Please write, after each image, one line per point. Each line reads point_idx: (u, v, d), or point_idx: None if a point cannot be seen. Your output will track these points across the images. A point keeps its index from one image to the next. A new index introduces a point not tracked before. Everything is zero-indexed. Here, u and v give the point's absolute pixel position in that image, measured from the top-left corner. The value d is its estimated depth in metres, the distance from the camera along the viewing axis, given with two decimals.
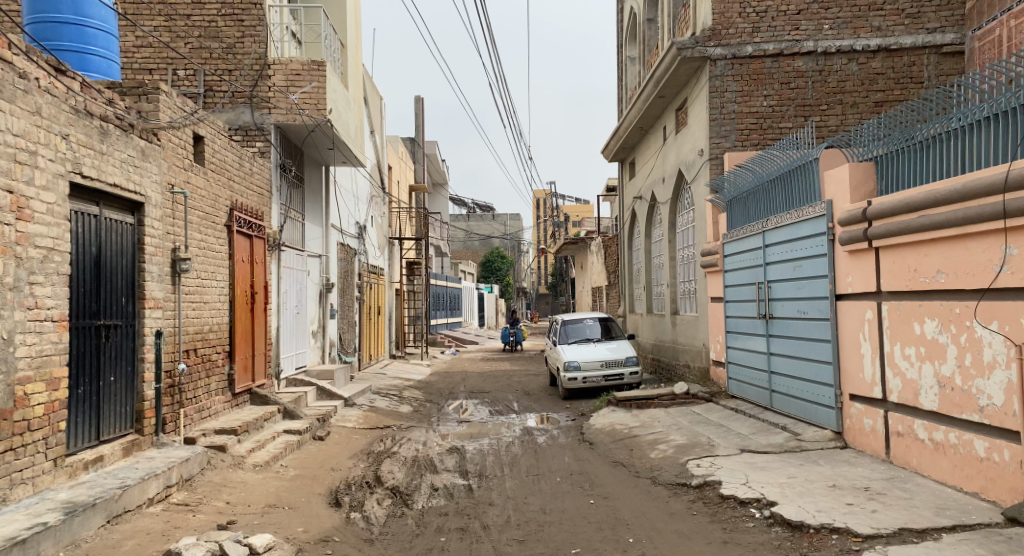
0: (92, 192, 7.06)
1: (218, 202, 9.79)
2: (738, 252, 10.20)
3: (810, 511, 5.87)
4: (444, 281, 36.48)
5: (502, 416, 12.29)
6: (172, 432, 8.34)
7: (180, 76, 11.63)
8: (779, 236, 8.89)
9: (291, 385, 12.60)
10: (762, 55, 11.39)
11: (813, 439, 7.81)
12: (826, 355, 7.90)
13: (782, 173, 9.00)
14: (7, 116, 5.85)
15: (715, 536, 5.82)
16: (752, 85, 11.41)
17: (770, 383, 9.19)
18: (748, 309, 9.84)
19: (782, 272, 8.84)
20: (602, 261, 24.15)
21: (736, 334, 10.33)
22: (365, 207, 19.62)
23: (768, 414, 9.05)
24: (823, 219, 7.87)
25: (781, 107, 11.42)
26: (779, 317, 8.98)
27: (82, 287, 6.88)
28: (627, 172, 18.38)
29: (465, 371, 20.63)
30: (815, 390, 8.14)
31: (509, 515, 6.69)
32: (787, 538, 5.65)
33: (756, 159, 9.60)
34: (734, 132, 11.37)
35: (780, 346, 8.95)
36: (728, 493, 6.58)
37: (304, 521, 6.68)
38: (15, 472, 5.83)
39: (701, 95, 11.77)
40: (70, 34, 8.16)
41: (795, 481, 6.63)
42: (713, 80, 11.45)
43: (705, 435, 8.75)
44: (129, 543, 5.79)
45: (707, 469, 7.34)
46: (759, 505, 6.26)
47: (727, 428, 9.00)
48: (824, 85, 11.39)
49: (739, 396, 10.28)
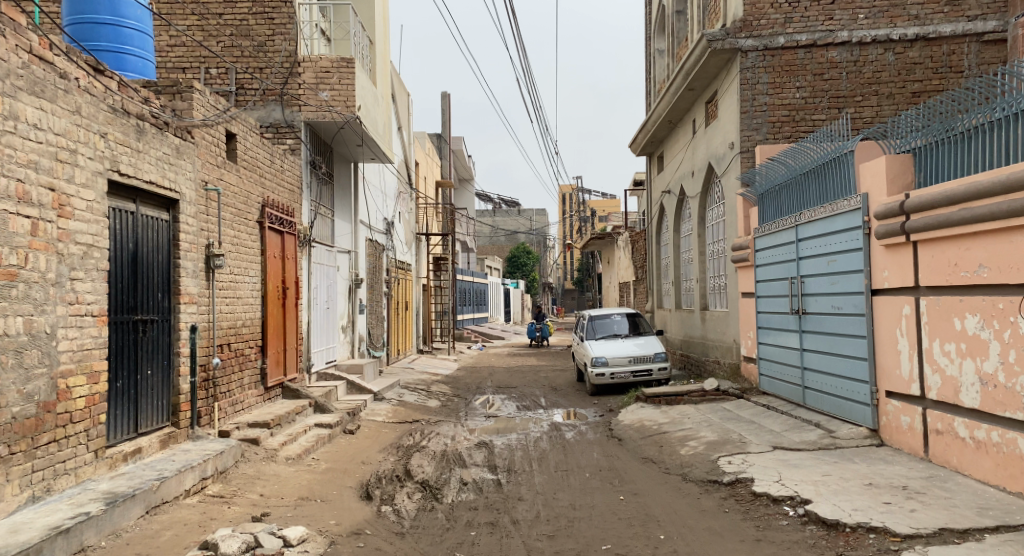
0: (129, 189, 7.20)
1: (250, 198, 9.91)
2: (769, 246, 10.13)
3: (845, 510, 5.83)
4: (470, 277, 36.58)
5: (530, 412, 12.31)
6: (207, 424, 8.48)
7: (212, 74, 11.77)
8: (813, 230, 8.82)
9: (322, 379, 12.74)
10: (795, 46, 11.27)
11: (849, 436, 7.74)
12: (861, 351, 7.83)
13: (816, 165, 8.93)
14: (49, 116, 5.98)
15: (749, 534, 5.80)
16: (784, 76, 11.31)
17: (803, 380, 9.13)
18: (781, 304, 9.77)
19: (816, 267, 8.77)
20: (629, 256, 24.08)
21: (768, 330, 10.26)
22: (393, 202, 19.75)
23: (801, 411, 8.99)
24: (858, 212, 7.79)
25: (814, 99, 11.30)
26: (812, 313, 8.91)
27: (120, 283, 7.01)
28: (655, 166, 18.30)
29: (492, 367, 20.70)
30: (849, 386, 8.08)
31: (540, 510, 6.72)
32: (822, 536, 5.62)
33: (788, 152, 9.52)
34: (766, 124, 11.30)
35: (813, 342, 8.89)
36: (761, 491, 6.55)
37: (337, 514, 6.76)
38: (59, 463, 5.97)
39: (732, 87, 11.70)
40: (107, 35, 8.29)
41: (830, 478, 6.58)
42: (744, 71, 11.37)
43: (736, 432, 8.71)
44: (167, 534, 5.91)
45: (739, 466, 7.31)
46: (793, 503, 6.23)
47: (760, 424, 8.95)
48: (859, 76, 11.24)
49: (771, 393, 10.21)
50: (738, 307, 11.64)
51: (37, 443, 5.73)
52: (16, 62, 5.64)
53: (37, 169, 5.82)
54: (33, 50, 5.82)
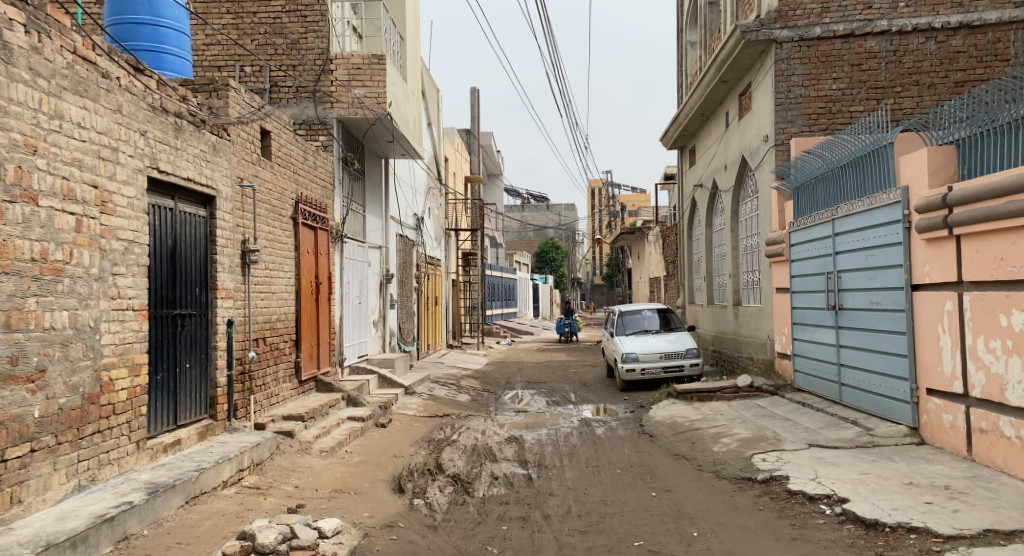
0: (168, 186, 7.34)
1: (285, 194, 10.05)
2: (805, 241, 10.05)
3: (885, 509, 5.79)
4: (499, 273, 36.68)
5: (561, 407, 12.34)
6: (243, 417, 8.64)
7: (247, 72, 11.91)
8: (850, 225, 8.74)
9: (354, 373, 12.89)
10: (832, 36, 11.15)
11: (888, 434, 7.67)
12: (901, 347, 7.75)
13: (854, 157, 8.83)
14: (92, 115, 6.11)
15: (784, 532, 5.78)
16: (820, 67, 11.19)
17: (840, 376, 9.06)
18: (817, 300, 9.68)
19: (853, 261, 8.69)
20: (659, 251, 24.00)
21: (803, 326, 10.18)
22: (423, 198, 19.89)
23: (837, 408, 8.92)
24: (898, 206, 7.71)
25: (851, 90, 11.16)
26: (849, 309, 8.83)
27: (160, 278, 7.16)
28: (686, 160, 18.21)
29: (521, 362, 20.78)
30: (888, 383, 8.00)
31: (571, 505, 6.75)
32: (861, 536, 5.59)
33: (824, 145, 9.43)
34: (801, 116, 11.20)
35: (850, 338, 8.82)
36: (796, 489, 6.52)
37: (370, 506, 6.86)
38: (103, 453, 6.13)
39: (767, 79, 11.59)
40: (146, 34, 8.45)
41: (868, 477, 6.54)
42: (780, 63, 11.26)
43: (770, 429, 8.67)
44: (207, 524, 6.04)
45: (774, 463, 7.28)
46: (829, 501, 6.20)
47: (795, 421, 8.89)
48: (898, 65, 11.08)
49: (806, 390, 10.14)
50: (772, 303, 11.55)
51: (83, 433, 5.89)
52: (61, 62, 5.76)
53: (81, 166, 5.97)
54: (77, 51, 5.95)
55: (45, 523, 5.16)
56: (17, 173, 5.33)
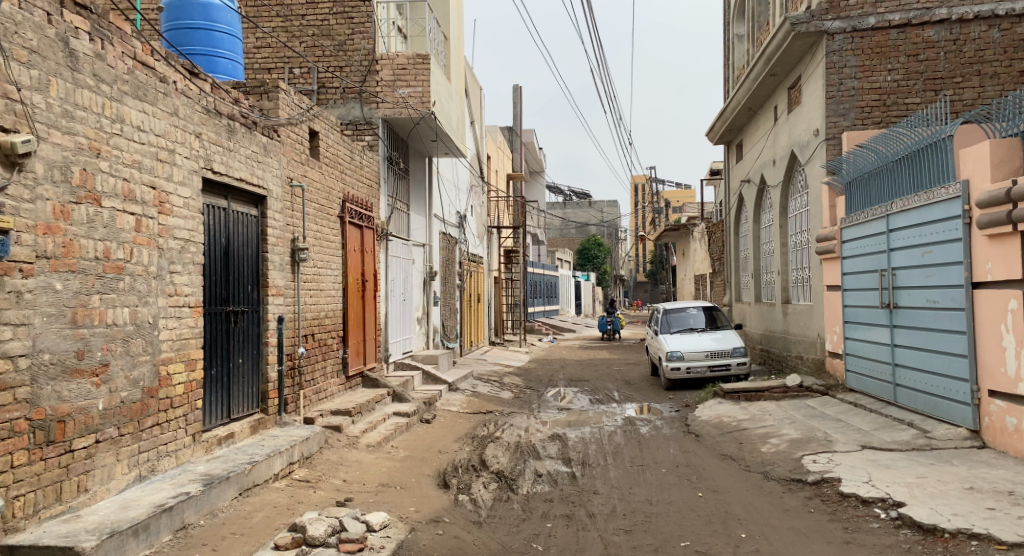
0: (221, 186, 7.55)
1: (332, 194, 10.24)
2: (857, 238, 9.92)
3: (944, 514, 5.71)
4: (541, 270, 36.71)
5: (604, 405, 12.36)
6: (293, 411, 8.84)
7: (296, 73, 12.11)
8: (906, 220, 8.61)
9: (399, 369, 13.08)
10: (887, 26, 10.97)
11: (946, 437, 7.54)
12: (960, 347, 7.62)
13: (910, 151, 8.68)
14: (150, 118, 6.32)
15: (837, 536, 5.75)
16: (874, 58, 11.01)
17: (894, 377, 8.93)
18: (870, 298, 9.55)
19: (909, 258, 8.57)
20: (705, 248, 23.80)
21: (855, 325, 10.05)
22: (465, 196, 20.05)
23: (891, 410, 8.80)
24: (958, 200, 7.58)
25: (907, 81, 10.96)
26: (904, 307, 8.70)
27: (214, 275, 7.37)
28: (733, 155, 18.04)
29: (564, 359, 20.77)
30: (946, 384, 7.87)
31: (616, 504, 6.79)
32: (918, 541, 5.53)
33: (878, 139, 9.24)
34: (854, 110, 11.04)
35: (906, 338, 8.69)
36: (849, 492, 6.47)
37: (416, 501, 6.98)
38: (162, 445, 6.35)
39: (817, 71, 11.44)
40: (200, 39, 8.63)
41: (925, 481, 6.44)
42: (831, 55, 11.11)
43: (821, 430, 8.59)
44: (259, 515, 6.22)
45: (825, 465, 7.23)
46: (884, 505, 6.14)
47: (847, 423, 8.77)
48: (959, 55, 10.82)
49: (859, 390, 10.01)
50: (822, 301, 11.41)
51: (143, 426, 6.11)
52: (122, 68, 5.97)
53: (140, 168, 6.17)
54: (137, 57, 6.16)
55: (109, 511, 5.36)
56: (83, 175, 5.53)
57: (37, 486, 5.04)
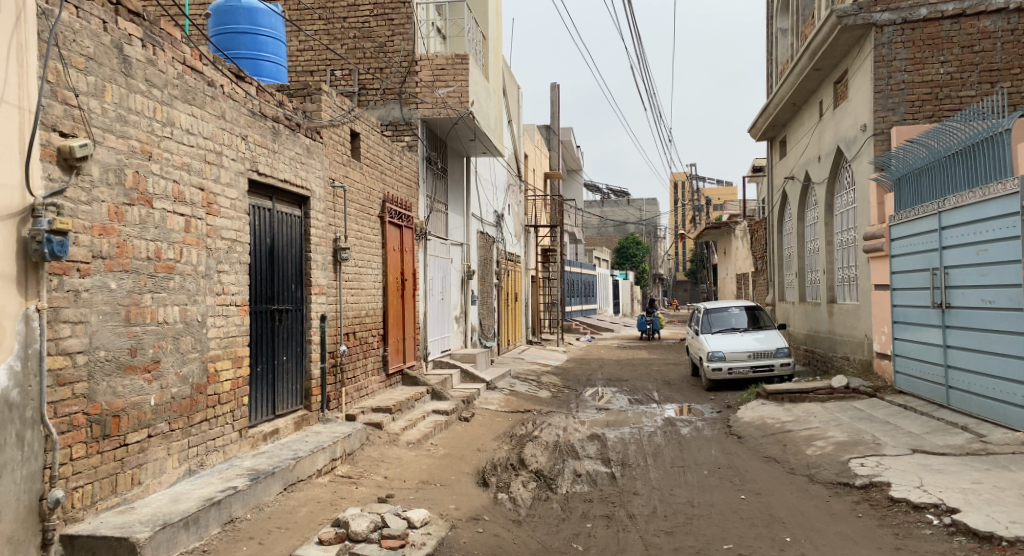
0: (266, 187, 7.70)
1: (373, 194, 10.38)
2: (907, 235, 9.76)
3: (999, 521, 5.61)
4: (578, 269, 36.60)
5: (643, 405, 12.33)
6: (336, 408, 9.00)
7: (337, 76, 12.30)
8: (959, 218, 8.46)
9: (438, 367, 13.21)
10: (939, 17, 10.74)
11: (1003, 442, 7.37)
12: (1018, 348, 7.46)
13: (964, 146, 8.54)
14: (199, 121, 6.48)
15: (887, 541, 5.68)
16: (926, 50, 10.79)
17: (947, 378, 8.77)
18: (921, 298, 9.38)
19: (962, 257, 8.41)
20: (747, 246, 23.51)
21: (905, 326, 9.88)
22: (503, 195, 20.17)
23: (944, 412, 8.64)
24: (1015, 196, 7.43)
25: (961, 73, 10.76)
26: (958, 307, 8.55)
27: (259, 275, 7.53)
28: (776, 152, 17.85)
29: (602, 359, 20.58)
30: (1003, 387, 7.70)
31: (656, 505, 6.79)
32: (973, 549, 5.44)
33: (931, 133, 9.11)
34: (904, 104, 10.83)
35: (959, 339, 8.53)
36: (900, 497, 6.38)
37: (456, 498, 7.05)
38: (210, 440, 6.52)
39: (865, 65, 11.26)
40: (245, 43, 8.74)
41: (981, 487, 6.33)
42: (880, 48, 10.92)
43: (869, 433, 8.47)
44: (303, 510, 6.34)
45: (873, 469, 7.15)
46: (938, 511, 6.05)
47: (896, 426, 8.64)
48: (1016, 46, 10.63)
49: (909, 392, 9.84)
50: (870, 300, 11.23)
51: (192, 421, 6.27)
52: (172, 73, 6.13)
53: (189, 170, 6.33)
54: (186, 61, 6.32)
55: (161, 504, 5.53)
56: (136, 178, 5.70)
57: (94, 479, 5.21)
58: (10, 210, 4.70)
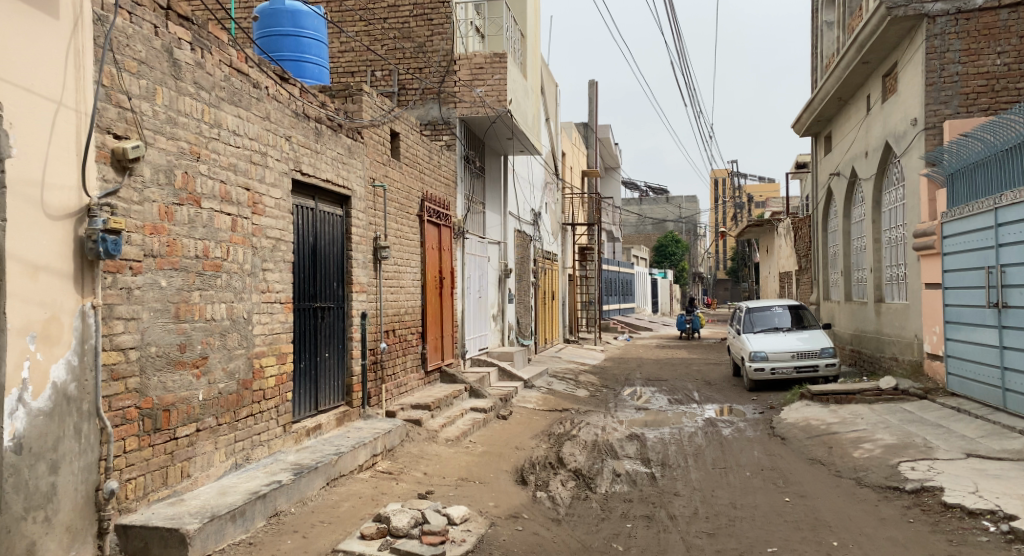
0: (309, 187, 7.82)
1: (412, 193, 10.48)
2: (961, 233, 9.57)
3: None
4: (616, 267, 36.42)
5: (683, 406, 12.25)
6: (376, 404, 9.11)
7: (378, 76, 12.43)
8: (1016, 213, 8.28)
9: (476, 365, 13.28)
10: (995, 7, 10.54)
11: None
12: None
13: (1021, 139, 8.36)
14: (245, 123, 6.61)
15: (940, 548, 5.59)
16: (981, 41, 10.57)
17: (1003, 380, 8.59)
18: (976, 297, 9.20)
19: (1021, 254, 8.23)
20: (791, 244, 23.18)
21: (959, 326, 9.69)
22: (541, 194, 20.18)
23: (999, 415, 8.46)
24: None
25: (1019, 64, 10.53)
26: (1015, 307, 8.36)
27: (302, 273, 7.65)
28: (821, 148, 17.60)
29: (641, 359, 20.35)
30: None
31: (698, 507, 6.76)
32: None
33: (986, 127, 8.93)
34: (957, 96, 10.59)
35: (1016, 339, 8.35)
36: (954, 502, 6.27)
37: (495, 496, 7.10)
38: (256, 435, 6.66)
39: (916, 57, 11.05)
40: (289, 45, 8.87)
41: None
42: (932, 39, 10.69)
43: (919, 436, 8.32)
44: (346, 505, 6.45)
45: (925, 473, 7.03)
46: (994, 517, 5.94)
47: (948, 429, 8.47)
48: None
49: (961, 394, 9.65)
50: (920, 300, 11.03)
51: (238, 416, 6.41)
52: (219, 75, 6.27)
53: (235, 171, 6.47)
54: (233, 64, 6.45)
55: (209, 496, 5.66)
56: (185, 178, 5.84)
57: (146, 471, 5.37)
58: (67, 210, 4.85)
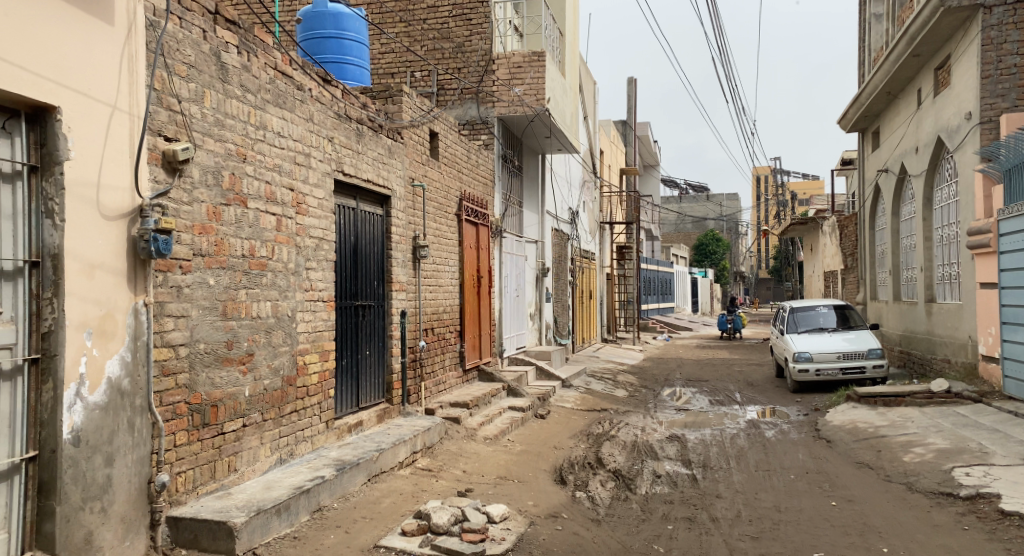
0: (350, 187, 7.92)
1: (450, 192, 10.55)
2: (1019, 229, 9.35)
3: None
4: (654, 266, 36.22)
5: (724, 407, 12.15)
6: (415, 402, 9.20)
7: (417, 77, 12.50)
8: None
9: (514, 364, 13.32)
10: None
11: None
12: None
13: None
14: (290, 124, 6.73)
15: None
16: None
17: None
18: None
19: None
20: (836, 242, 22.76)
21: (1015, 327, 9.48)
22: (578, 192, 20.16)
23: None
24: None
25: None
26: None
27: (344, 272, 7.75)
28: (868, 144, 17.30)
29: (680, 359, 20.20)
30: None
31: (741, 509, 6.72)
32: None
33: None
34: (1014, 89, 10.32)
35: None
36: (1009, 510, 6.14)
37: (535, 495, 7.13)
38: (300, 430, 6.78)
39: (971, 48, 10.82)
40: (331, 47, 9.00)
41: None
42: (988, 30, 10.44)
43: (974, 441, 8.15)
44: (387, 501, 6.53)
45: (979, 480, 6.89)
46: None
47: (1003, 433, 8.29)
48: None
49: (1018, 397, 9.43)
50: (975, 299, 10.80)
51: (283, 412, 6.54)
52: (265, 78, 6.39)
53: (280, 172, 6.59)
54: (277, 66, 6.58)
55: (255, 490, 5.79)
56: (232, 179, 5.97)
57: (195, 464, 5.51)
58: (120, 210, 4.98)
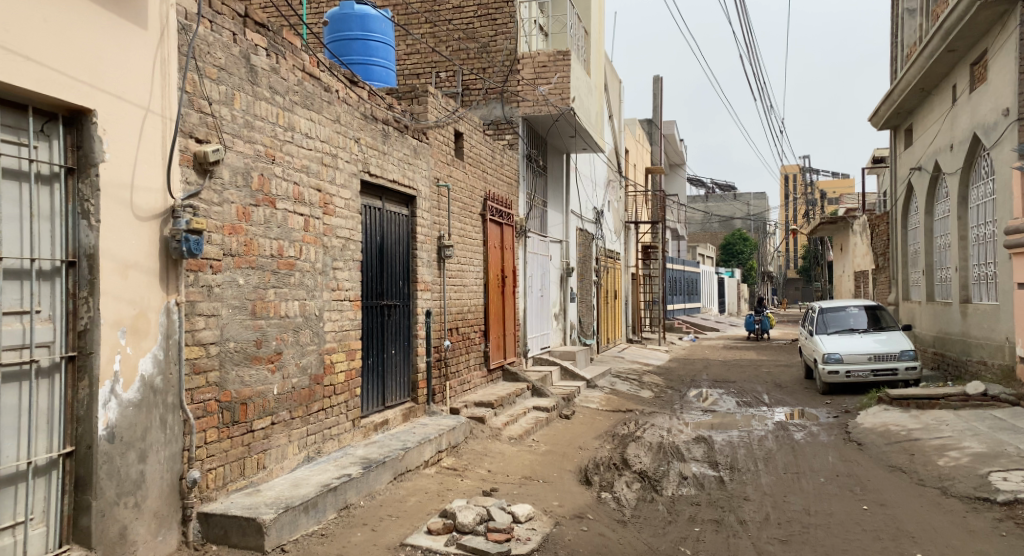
0: (376, 188, 7.98)
1: (475, 192, 10.58)
2: None
3: None
4: (681, 265, 36.02)
5: (751, 408, 12.07)
6: (440, 401, 9.25)
7: (442, 77, 12.59)
8: None
9: (538, 364, 13.34)
10: None
11: None
12: None
13: None
14: (317, 125, 6.80)
15: None
16: None
17: None
18: None
19: None
20: (867, 242, 22.48)
21: None
22: (603, 192, 20.09)
23: None
24: None
25: None
26: None
27: (370, 272, 7.81)
28: (901, 141, 17.07)
29: (706, 360, 20.09)
30: None
31: (769, 512, 6.68)
32: None
33: None
34: None
35: None
36: None
37: (560, 496, 7.14)
38: (327, 429, 6.85)
39: (1009, 43, 10.64)
40: (358, 49, 9.08)
41: None
42: None
43: (1010, 444, 8.02)
44: (413, 500, 6.58)
45: (1016, 485, 6.79)
46: None
47: None
48: None
49: None
50: (1012, 300, 10.64)
51: (311, 410, 6.60)
52: (293, 80, 6.46)
53: (308, 173, 6.66)
54: (306, 68, 6.65)
55: (284, 487, 5.85)
56: (261, 180, 6.05)
57: (225, 461, 5.59)
58: (153, 211, 5.07)
